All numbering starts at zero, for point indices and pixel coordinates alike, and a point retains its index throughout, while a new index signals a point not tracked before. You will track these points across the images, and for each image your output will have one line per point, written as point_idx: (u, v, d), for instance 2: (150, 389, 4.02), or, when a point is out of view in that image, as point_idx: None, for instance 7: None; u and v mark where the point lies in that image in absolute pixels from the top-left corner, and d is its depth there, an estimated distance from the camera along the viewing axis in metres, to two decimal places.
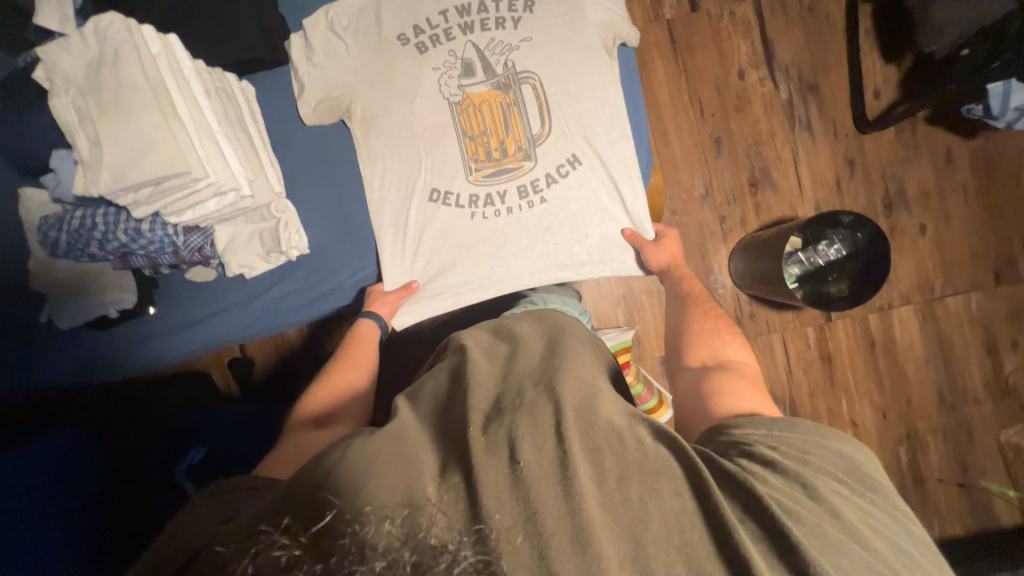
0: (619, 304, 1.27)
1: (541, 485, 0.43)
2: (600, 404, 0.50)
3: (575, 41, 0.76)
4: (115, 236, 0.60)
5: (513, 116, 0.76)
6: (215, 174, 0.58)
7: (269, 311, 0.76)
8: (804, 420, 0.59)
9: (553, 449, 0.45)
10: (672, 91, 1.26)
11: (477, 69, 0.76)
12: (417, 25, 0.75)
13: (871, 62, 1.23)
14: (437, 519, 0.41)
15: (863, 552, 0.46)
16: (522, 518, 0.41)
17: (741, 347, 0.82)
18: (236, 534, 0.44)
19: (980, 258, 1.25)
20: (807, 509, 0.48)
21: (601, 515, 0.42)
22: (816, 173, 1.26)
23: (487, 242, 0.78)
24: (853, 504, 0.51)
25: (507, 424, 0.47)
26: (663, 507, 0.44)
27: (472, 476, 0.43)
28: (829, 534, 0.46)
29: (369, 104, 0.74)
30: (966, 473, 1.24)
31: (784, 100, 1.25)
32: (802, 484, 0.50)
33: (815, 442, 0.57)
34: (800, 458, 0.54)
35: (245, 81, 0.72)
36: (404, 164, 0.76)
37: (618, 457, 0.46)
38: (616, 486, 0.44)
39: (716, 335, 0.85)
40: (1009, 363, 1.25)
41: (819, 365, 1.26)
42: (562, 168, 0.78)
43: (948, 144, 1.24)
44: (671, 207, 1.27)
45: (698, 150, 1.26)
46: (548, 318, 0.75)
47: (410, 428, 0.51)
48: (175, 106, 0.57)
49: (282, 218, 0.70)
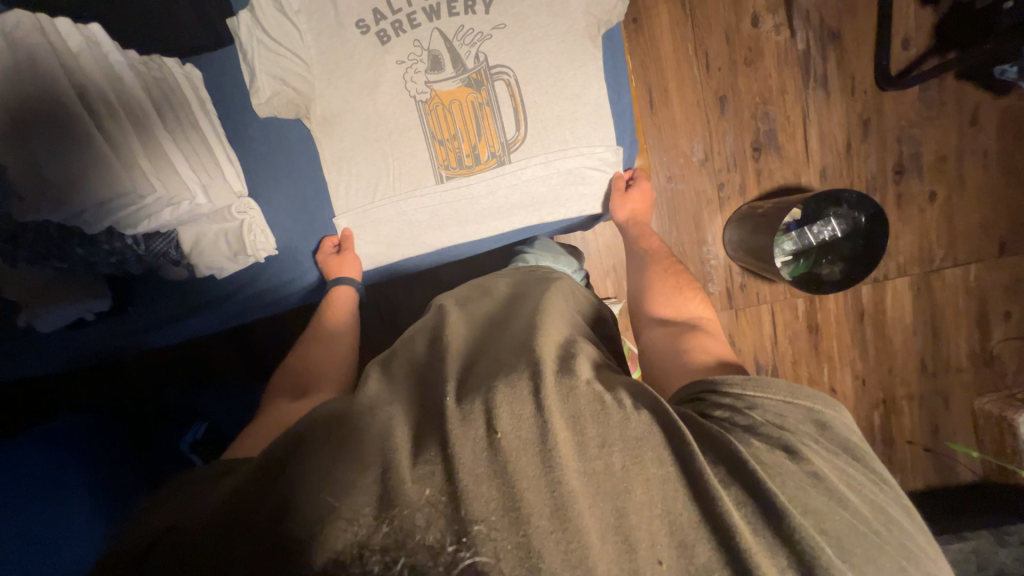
0: (608, 277, 1.23)
1: (519, 455, 0.37)
2: (580, 365, 0.46)
3: (551, 31, 0.78)
4: (72, 250, 0.60)
5: (485, 116, 0.79)
6: (167, 191, 0.60)
7: (246, 305, 0.82)
8: (778, 380, 0.46)
9: (532, 417, 0.40)
10: (676, 39, 1.12)
11: (445, 63, 0.77)
12: (377, 9, 0.75)
13: (906, 5, 1.10)
14: (422, 515, 0.35)
15: (857, 522, 0.38)
16: (503, 496, 0.36)
17: (705, 302, 0.67)
18: (191, 538, 0.37)
19: (988, 227, 1.20)
20: (794, 479, 0.39)
21: (581, 487, 0.37)
22: (827, 136, 1.17)
23: (456, 234, 0.84)
24: (839, 467, 0.41)
25: (483, 395, 0.42)
26: (646, 474, 0.38)
27: (450, 451, 0.38)
28: (812, 502, 0.38)
29: (329, 104, 0.77)
30: (935, 438, 1.28)
31: (800, 51, 1.13)
32: (785, 447, 0.40)
33: (791, 400, 0.44)
34: (780, 418, 0.43)
35: (190, 66, 0.72)
36: (370, 164, 0.80)
37: (599, 418, 0.40)
38: (597, 454, 0.38)
39: (679, 291, 0.70)
40: (997, 334, 1.25)
41: (805, 336, 1.25)
42: (535, 171, 0.82)
43: (976, 102, 1.15)
44: (667, 173, 1.18)
45: (700, 109, 1.15)
46: (539, 272, 0.73)
47: (377, 404, 0.45)
48: (108, 112, 0.56)
49: (245, 220, 0.73)
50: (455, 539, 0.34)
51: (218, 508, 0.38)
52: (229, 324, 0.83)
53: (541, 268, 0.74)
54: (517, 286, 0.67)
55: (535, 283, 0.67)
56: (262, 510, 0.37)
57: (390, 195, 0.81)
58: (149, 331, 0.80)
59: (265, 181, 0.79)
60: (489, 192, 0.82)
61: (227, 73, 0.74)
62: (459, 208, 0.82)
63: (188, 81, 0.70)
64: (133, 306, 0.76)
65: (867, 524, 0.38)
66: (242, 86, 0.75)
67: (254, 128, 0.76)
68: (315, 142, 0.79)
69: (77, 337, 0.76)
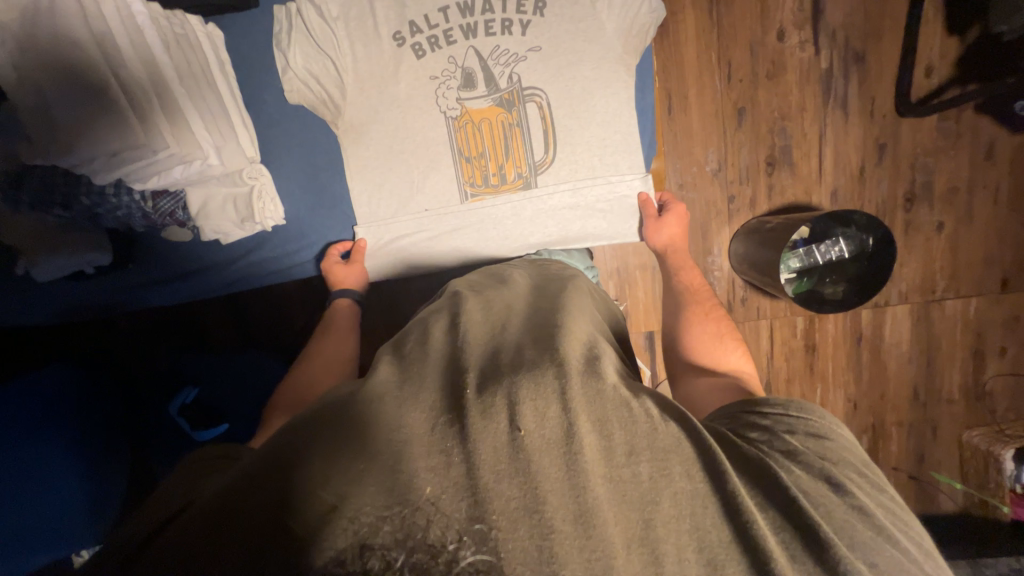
0: (611, 278, 1.22)
1: (542, 456, 0.37)
2: (604, 368, 0.45)
3: (580, 32, 0.78)
4: (78, 200, 0.59)
5: (515, 139, 0.80)
6: (178, 146, 0.60)
7: (247, 276, 0.81)
8: (820, 409, 0.47)
9: (557, 417, 0.39)
10: (700, 46, 1.12)
11: (478, 81, 0.78)
12: (414, 22, 0.76)
13: (931, 32, 1.10)
14: (432, 513, 0.34)
15: (901, 558, 0.38)
16: (523, 496, 0.35)
17: (745, 354, 0.66)
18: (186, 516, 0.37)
19: (992, 261, 1.21)
20: (840, 513, 0.39)
21: (607, 494, 0.37)
22: (841, 157, 1.17)
23: (472, 227, 0.84)
24: (883, 504, 0.42)
25: (506, 388, 0.41)
26: (674, 488, 0.38)
27: (469, 445, 0.37)
28: (858, 534, 0.38)
29: (359, 112, 0.78)
30: (921, 466, 1.28)
31: (823, 69, 1.13)
32: (828, 480, 0.41)
33: (831, 430, 0.45)
34: (824, 449, 0.43)
35: (210, 24, 0.70)
36: (395, 172, 0.80)
37: (628, 426, 0.40)
38: (624, 462, 0.39)
39: (719, 338, 0.69)
40: (991, 368, 1.25)
41: (802, 355, 1.25)
42: (559, 183, 0.83)
43: (992, 136, 1.15)
44: (679, 180, 1.17)
45: (717, 118, 1.15)
46: (555, 266, 0.73)
47: (390, 390, 0.44)
48: (125, 62, 0.55)
49: (255, 186, 0.73)
50: (456, 537, 0.33)
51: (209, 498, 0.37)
52: (226, 292, 0.81)
53: (553, 263, 0.75)
54: (537, 281, 0.66)
55: (553, 282, 0.66)
56: (252, 505, 0.35)
57: (418, 207, 0.82)
58: (145, 291, 0.79)
59: (279, 153, 0.78)
60: (514, 214, 0.83)
61: (248, 36, 0.74)
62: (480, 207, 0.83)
63: (209, 40, 0.68)
64: (135, 264, 0.76)
65: (906, 560, 0.38)
66: (264, 50, 0.74)
67: (270, 93, 0.76)
68: (341, 148, 0.79)
69: (75, 288, 0.76)
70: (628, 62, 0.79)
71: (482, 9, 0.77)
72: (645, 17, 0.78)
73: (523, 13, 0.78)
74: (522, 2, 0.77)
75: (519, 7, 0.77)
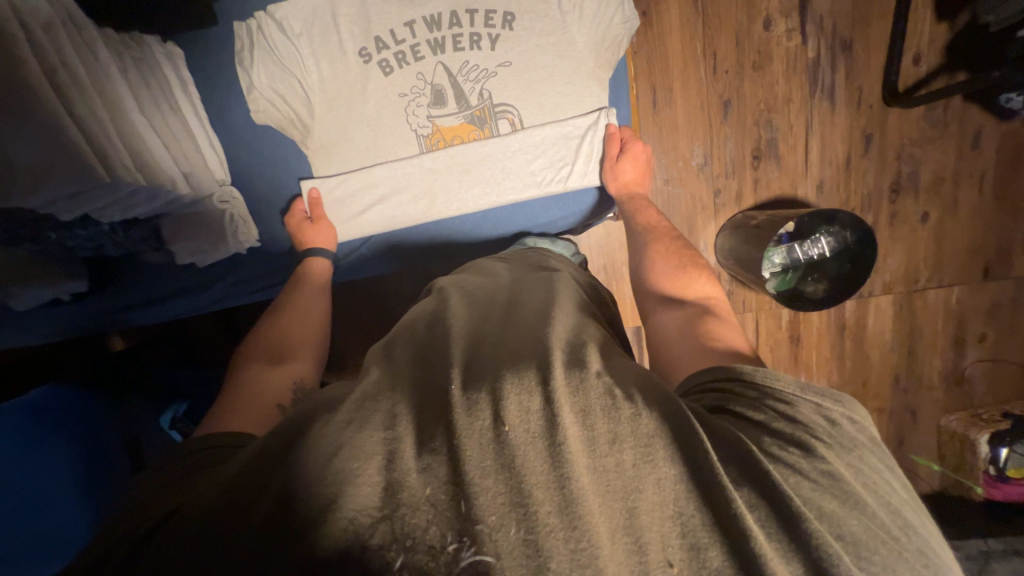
0: (597, 275, 1.22)
1: (528, 449, 0.36)
2: (590, 358, 0.44)
3: (551, 45, 0.76)
4: (44, 234, 0.58)
5: (484, 150, 0.79)
6: (145, 179, 0.61)
7: (228, 290, 0.81)
8: (787, 375, 0.44)
9: (541, 409, 0.38)
10: (685, 37, 1.09)
11: (448, 98, 0.77)
12: (380, 38, 0.74)
13: (921, 19, 1.07)
14: (426, 515, 0.34)
15: (874, 528, 0.35)
16: (511, 490, 0.34)
17: (710, 279, 0.64)
18: (196, 510, 0.37)
19: (975, 250, 1.21)
20: (809, 480, 0.37)
21: (591, 483, 0.35)
22: (828, 148, 1.15)
23: (448, 218, 0.82)
24: (852, 465, 0.38)
25: (491, 386, 0.40)
26: (658, 473, 0.36)
27: (456, 443, 0.37)
28: (826, 504, 0.36)
29: (328, 131, 0.76)
30: (899, 449, 1.32)
31: (810, 59, 1.10)
32: (801, 445, 0.38)
33: (799, 394, 0.42)
34: (794, 412, 0.41)
35: (172, 44, 0.70)
36: (372, 185, 0.79)
37: (609, 413, 0.38)
38: (608, 450, 0.37)
39: (683, 269, 0.66)
40: (971, 355, 1.27)
41: (787, 345, 1.27)
42: (537, 178, 0.80)
43: (979, 125, 1.14)
44: (665, 175, 1.16)
45: (703, 112, 1.13)
46: (536, 260, 0.71)
47: (379, 390, 0.43)
48: (82, 94, 0.54)
49: (227, 210, 0.74)
50: (455, 538, 0.33)
51: (214, 498, 0.37)
52: (210, 310, 0.82)
53: (537, 252, 0.75)
54: (518, 273, 0.66)
55: (536, 275, 0.65)
56: (256, 508, 0.36)
57: (397, 208, 0.80)
58: (132, 311, 0.79)
59: (250, 174, 0.77)
60: (491, 202, 0.81)
61: (212, 54, 0.72)
62: (452, 199, 0.80)
63: (168, 60, 0.68)
64: (115, 288, 0.77)
65: (878, 528, 0.36)
66: (230, 68, 0.72)
67: (237, 113, 0.74)
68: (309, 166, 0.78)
69: (53, 315, 0.76)
70: (600, 75, 0.78)
71: (450, 23, 0.75)
72: (618, 27, 0.76)
73: (492, 26, 0.75)
74: (490, 16, 0.75)
75: (488, 20, 0.75)
